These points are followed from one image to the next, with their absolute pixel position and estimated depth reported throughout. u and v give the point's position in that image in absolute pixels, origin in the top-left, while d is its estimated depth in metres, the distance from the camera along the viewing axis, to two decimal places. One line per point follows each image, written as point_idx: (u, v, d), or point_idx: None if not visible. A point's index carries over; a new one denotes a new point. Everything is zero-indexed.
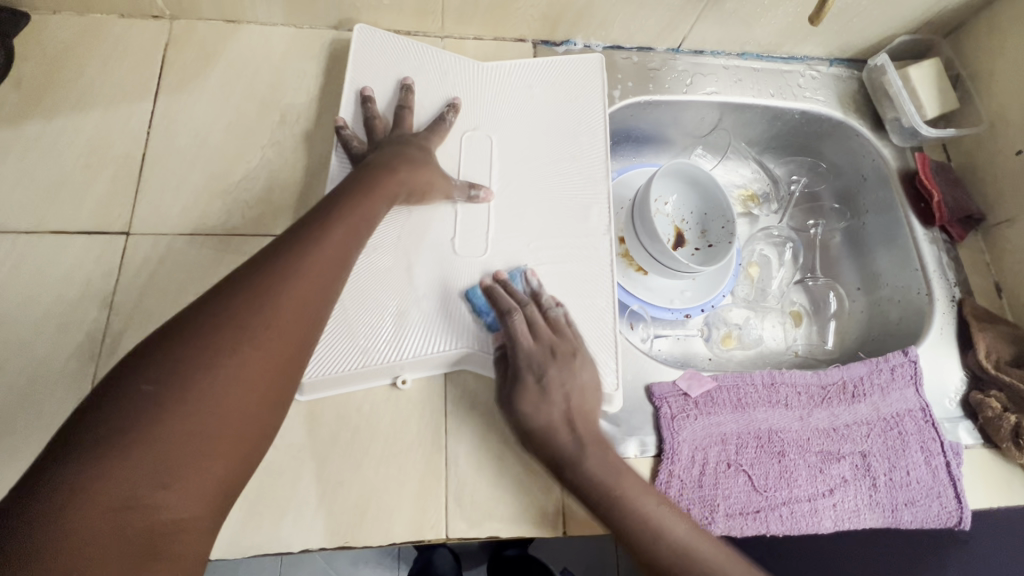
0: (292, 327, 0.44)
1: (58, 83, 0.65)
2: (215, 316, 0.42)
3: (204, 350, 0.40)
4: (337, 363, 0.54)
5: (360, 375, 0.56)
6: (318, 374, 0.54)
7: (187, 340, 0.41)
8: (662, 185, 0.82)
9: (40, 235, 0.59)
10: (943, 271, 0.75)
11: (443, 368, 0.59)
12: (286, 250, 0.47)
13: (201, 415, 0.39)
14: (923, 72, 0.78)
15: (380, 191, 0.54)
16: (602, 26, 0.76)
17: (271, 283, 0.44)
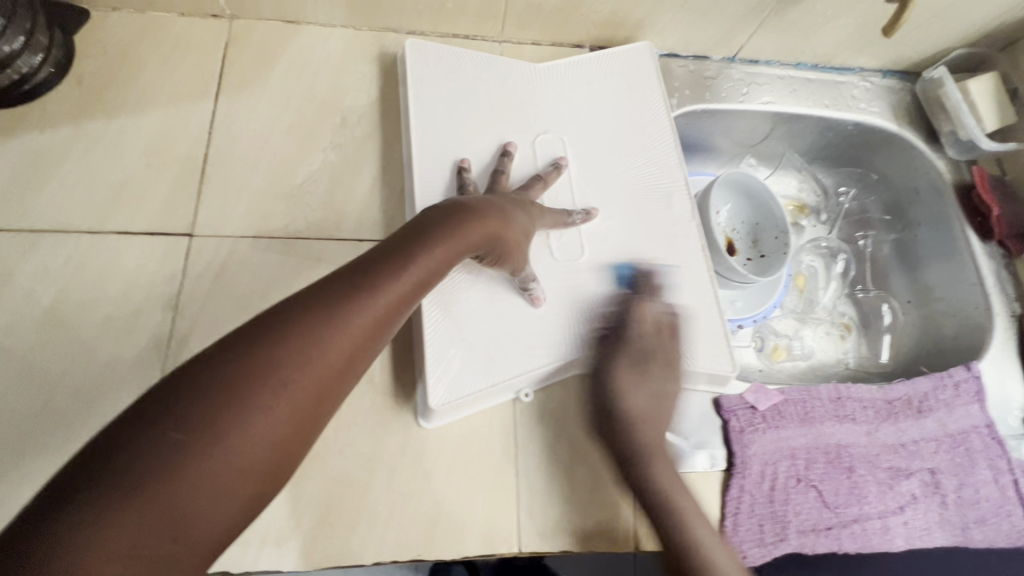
0: (335, 380, 0.39)
1: (119, 82, 0.64)
2: (253, 355, 0.36)
3: (235, 397, 0.35)
4: (466, 385, 0.55)
5: (488, 394, 0.56)
6: (448, 400, 0.54)
7: (222, 380, 0.35)
8: (718, 195, 0.82)
9: (103, 236, 0.58)
10: (1003, 285, 0.74)
11: (562, 374, 0.59)
12: (342, 295, 0.40)
13: (226, 469, 0.34)
14: (982, 86, 0.77)
15: (465, 226, 0.47)
16: (661, 34, 0.76)
17: (319, 326, 0.38)
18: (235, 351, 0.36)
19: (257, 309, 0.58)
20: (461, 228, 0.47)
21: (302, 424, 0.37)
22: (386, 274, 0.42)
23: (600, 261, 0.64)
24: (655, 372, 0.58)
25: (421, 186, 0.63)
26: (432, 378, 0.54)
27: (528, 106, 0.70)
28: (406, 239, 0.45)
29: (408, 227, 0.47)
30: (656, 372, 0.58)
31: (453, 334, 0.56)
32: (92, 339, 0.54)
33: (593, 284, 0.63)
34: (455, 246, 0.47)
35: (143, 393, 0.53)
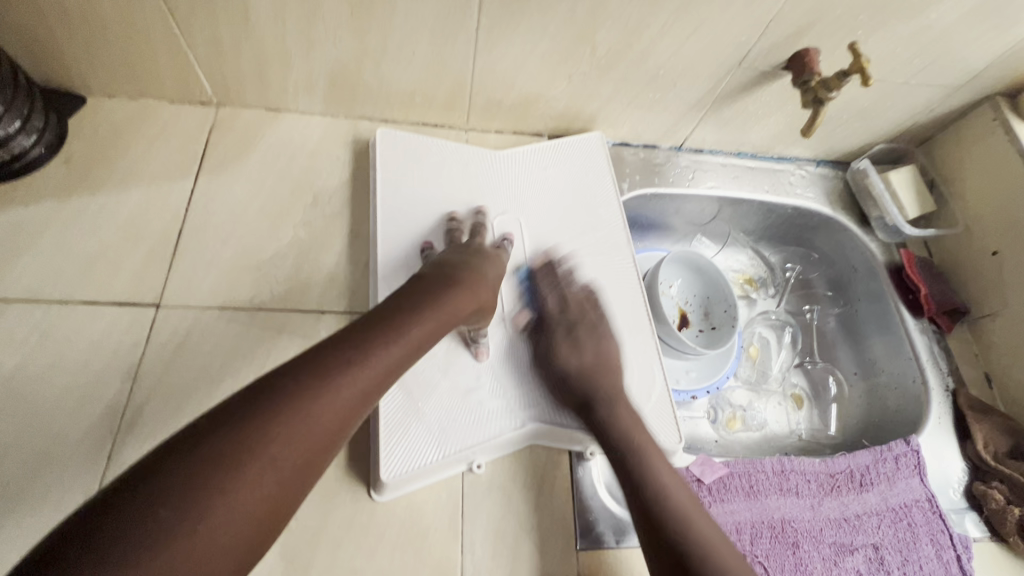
0: (326, 442, 0.40)
1: (105, 162, 0.69)
2: (243, 428, 0.37)
3: (225, 469, 0.35)
4: (416, 459, 0.56)
5: (438, 467, 0.57)
6: (398, 473, 0.55)
7: (212, 451, 0.35)
8: (667, 271, 0.87)
9: (72, 305, 0.60)
10: (936, 360, 0.78)
11: (512, 447, 0.61)
12: (331, 365, 0.42)
13: (216, 541, 0.34)
14: (902, 177, 0.86)
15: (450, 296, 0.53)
16: (613, 125, 0.84)
17: (311, 394, 0.40)
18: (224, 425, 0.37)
19: (214, 379, 0.60)
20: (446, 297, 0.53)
21: (291, 486, 0.38)
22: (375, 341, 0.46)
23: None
24: (584, 334, 0.66)
25: (385, 262, 0.67)
26: (385, 450, 0.56)
27: (488, 190, 0.76)
28: (393, 311, 0.49)
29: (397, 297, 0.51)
30: (595, 343, 0.65)
31: (406, 406, 0.58)
32: (48, 407, 0.55)
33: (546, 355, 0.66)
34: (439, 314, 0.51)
35: (90, 463, 0.54)
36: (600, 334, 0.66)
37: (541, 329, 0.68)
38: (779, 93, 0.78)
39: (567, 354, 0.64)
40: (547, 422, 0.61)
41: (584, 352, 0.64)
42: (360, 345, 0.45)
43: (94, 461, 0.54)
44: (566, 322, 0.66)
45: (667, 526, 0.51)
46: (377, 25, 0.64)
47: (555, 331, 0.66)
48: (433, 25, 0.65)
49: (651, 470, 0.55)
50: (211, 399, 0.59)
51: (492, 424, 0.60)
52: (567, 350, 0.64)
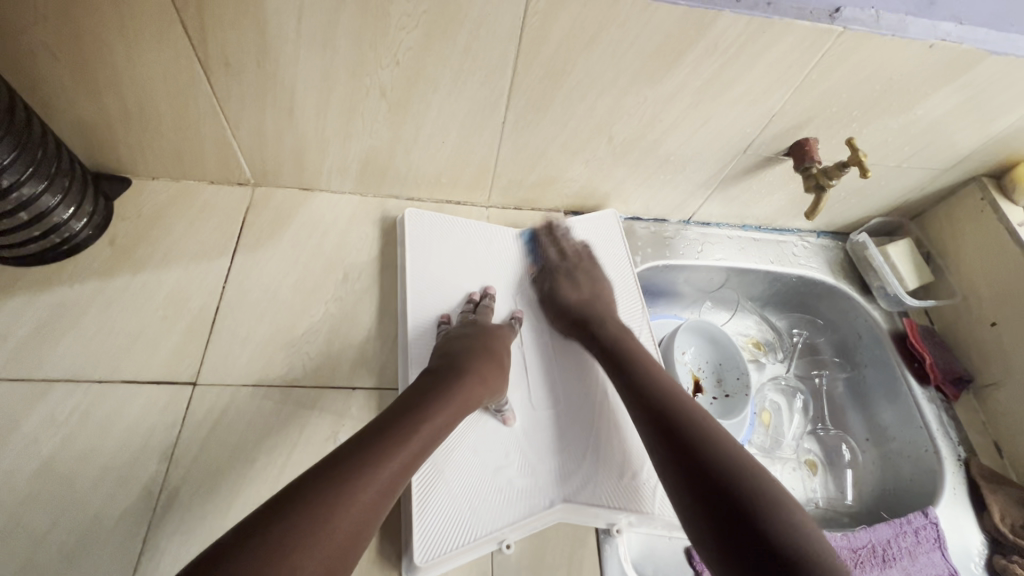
0: (365, 523, 0.43)
1: (148, 241, 0.73)
2: (292, 518, 0.40)
3: (273, 566, 0.37)
4: (446, 542, 0.57)
5: (467, 549, 0.57)
6: (428, 557, 0.55)
7: (267, 543, 0.38)
8: (682, 337, 0.90)
9: (112, 384, 0.62)
10: (945, 429, 0.80)
11: (539, 527, 0.61)
12: (362, 456, 0.46)
13: None
14: (900, 250, 0.90)
15: (456, 392, 0.57)
16: (625, 202, 0.89)
17: (348, 483, 0.44)
18: (271, 525, 0.40)
19: (249, 458, 0.61)
20: (452, 394, 0.56)
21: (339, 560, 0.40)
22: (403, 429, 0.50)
23: (575, 408, 0.70)
24: (590, 278, 0.79)
25: (414, 338, 0.70)
26: (418, 532, 0.56)
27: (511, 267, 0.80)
28: (404, 412, 0.53)
29: (408, 398, 0.55)
30: (587, 277, 0.79)
31: (437, 486, 0.60)
32: (86, 489, 0.56)
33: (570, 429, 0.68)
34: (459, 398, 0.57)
35: (126, 546, 0.54)
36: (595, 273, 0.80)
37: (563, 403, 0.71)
38: (781, 175, 0.83)
39: (567, 288, 0.78)
40: (575, 499, 0.62)
41: (585, 292, 0.77)
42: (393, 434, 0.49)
43: (130, 545, 0.54)
44: (566, 269, 0.80)
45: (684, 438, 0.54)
46: (411, 118, 0.69)
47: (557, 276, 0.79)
48: (463, 118, 0.70)
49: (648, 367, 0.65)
50: (245, 479, 0.59)
51: (521, 501, 0.61)
52: (569, 287, 0.78)
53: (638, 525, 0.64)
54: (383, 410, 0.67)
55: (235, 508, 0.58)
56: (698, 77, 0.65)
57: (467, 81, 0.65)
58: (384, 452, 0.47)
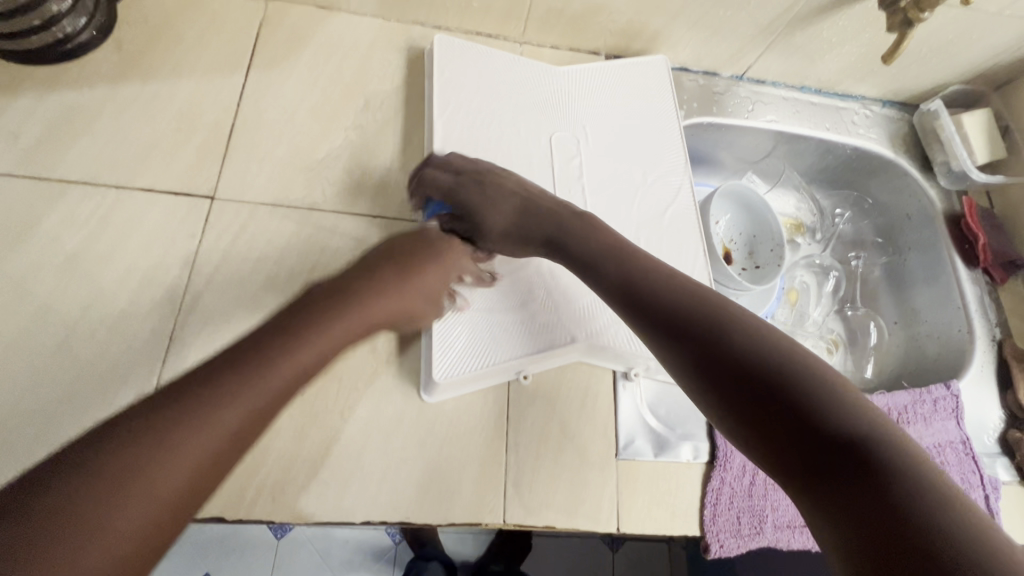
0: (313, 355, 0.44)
1: (156, 50, 0.67)
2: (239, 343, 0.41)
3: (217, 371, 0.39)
4: (466, 365, 0.57)
5: (485, 374, 0.58)
6: (448, 377, 0.56)
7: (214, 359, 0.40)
8: (718, 205, 0.85)
9: (129, 192, 0.61)
10: (985, 310, 0.77)
11: (560, 361, 0.61)
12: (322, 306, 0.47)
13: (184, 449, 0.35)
14: (975, 121, 0.81)
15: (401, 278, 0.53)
16: (674, 47, 0.80)
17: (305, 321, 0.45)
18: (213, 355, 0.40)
19: (270, 273, 0.60)
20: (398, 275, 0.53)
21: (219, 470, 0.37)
22: (232, 377, 0.38)
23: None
24: (491, 187, 0.59)
25: None
26: (437, 353, 0.56)
27: (549, 104, 0.73)
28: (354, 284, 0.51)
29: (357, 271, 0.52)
30: (478, 198, 0.59)
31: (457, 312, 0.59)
32: (112, 287, 0.56)
33: None
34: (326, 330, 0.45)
35: (155, 342, 0.55)
36: (486, 185, 0.59)
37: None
38: (857, 19, 0.73)
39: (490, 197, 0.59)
40: (597, 339, 0.61)
41: (504, 218, 0.58)
42: (210, 387, 0.38)
43: (159, 340, 0.55)
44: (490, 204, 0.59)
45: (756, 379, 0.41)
46: None
47: (465, 195, 0.59)
48: None
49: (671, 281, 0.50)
50: (267, 293, 0.59)
51: (542, 336, 0.60)
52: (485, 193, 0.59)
53: (655, 372, 0.63)
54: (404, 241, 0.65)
55: (257, 318, 0.58)
56: None
57: None
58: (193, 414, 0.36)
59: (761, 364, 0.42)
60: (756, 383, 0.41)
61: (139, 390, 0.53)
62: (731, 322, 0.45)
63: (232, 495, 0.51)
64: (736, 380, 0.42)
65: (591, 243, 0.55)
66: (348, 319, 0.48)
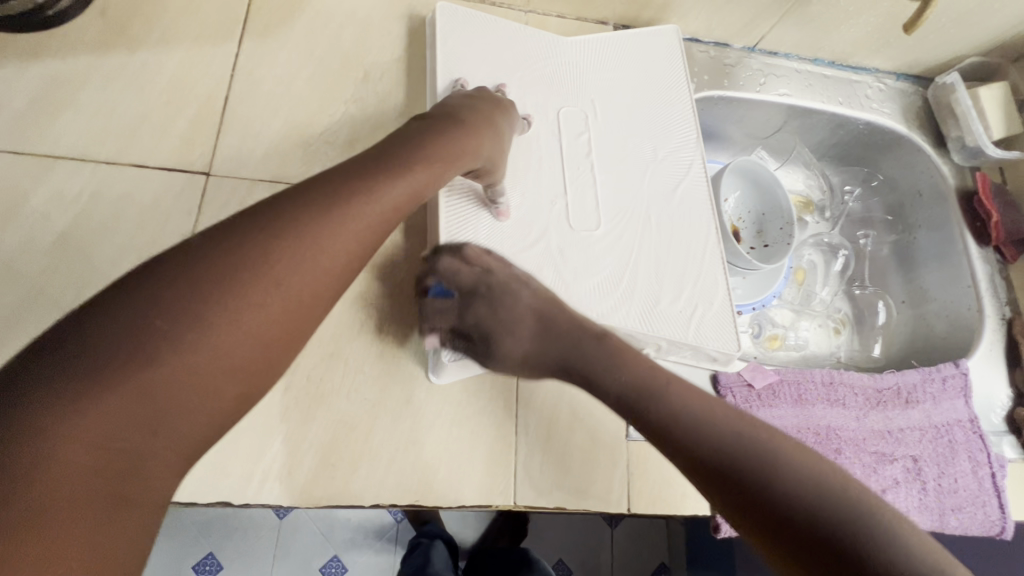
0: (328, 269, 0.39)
1: (143, 17, 0.64)
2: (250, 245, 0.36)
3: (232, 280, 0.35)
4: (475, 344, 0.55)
5: None
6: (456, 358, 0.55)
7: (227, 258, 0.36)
8: (727, 181, 0.82)
9: (120, 166, 0.58)
10: (995, 289, 0.76)
11: None
12: (322, 207, 0.39)
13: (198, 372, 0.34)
14: (992, 94, 0.79)
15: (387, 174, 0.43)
16: (686, 17, 0.76)
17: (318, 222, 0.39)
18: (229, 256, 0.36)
19: None
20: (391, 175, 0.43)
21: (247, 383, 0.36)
22: (231, 306, 0.35)
23: (618, 234, 0.65)
24: (500, 306, 0.54)
25: None
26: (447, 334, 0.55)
27: (557, 75, 0.70)
28: (340, 181, 0.41)
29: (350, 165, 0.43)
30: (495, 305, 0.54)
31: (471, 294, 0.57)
32: (107, 267, 0.54)
33: (610, 256, 0.63)
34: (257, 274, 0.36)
35: None
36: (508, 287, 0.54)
37: (606, 225, 0.65)
38: None
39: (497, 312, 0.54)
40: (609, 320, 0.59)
41: (521, 325, 0.53)
42: (145, 336, 0.32)
43: None
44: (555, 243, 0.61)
45: (806, 528, 0.39)
46: None
47: (479, 298, 0.54)
48: None
49: (704, 409, 0.47)
50: None
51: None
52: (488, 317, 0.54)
53: (667, 352, 0.63)
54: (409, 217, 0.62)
55: None
56: None
57: None
58: (89, 401, 0.31)
59: (828, 521, 0.39)
60: (810, 536, 0.39)
61: None
62: (786, 464, 0.42)
63: (239, 479, 0.50)
64: (786, 528, 0.40)
65: (618, 363, 0.50)
66: (257, 257, 0.36)
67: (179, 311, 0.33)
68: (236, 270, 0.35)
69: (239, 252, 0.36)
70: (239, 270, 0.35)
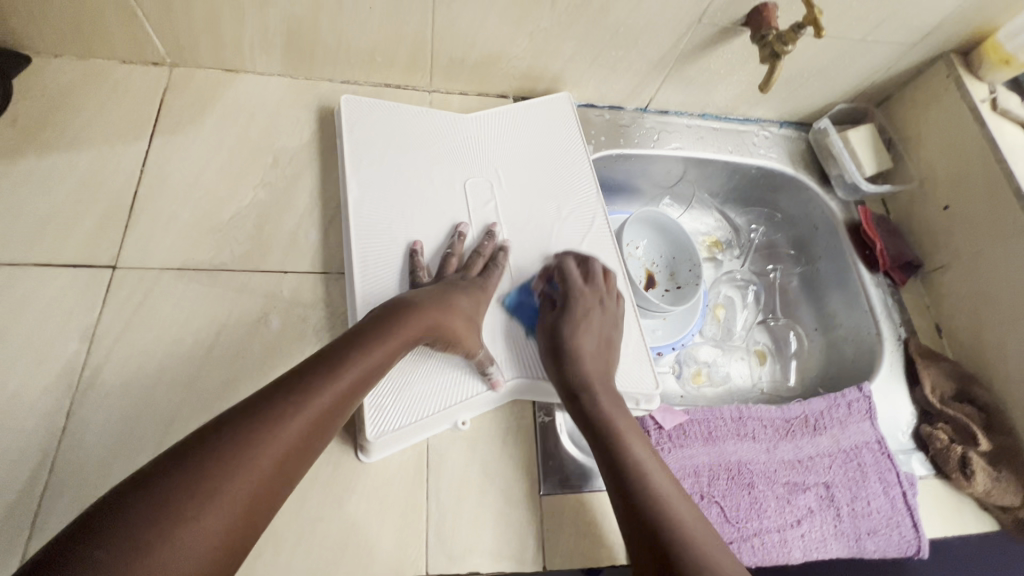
0: (317, 427, 0.46)
1: (56, 123, 0.67)
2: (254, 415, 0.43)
3: (239, 444, 0.41)
4: (403, 417, 0.57)
5: (424, 425, 0.58)
6: (386, 434, 0.56)
7: (237, 429, 0.42)
8: (634, 231, 0.87)
9: (23, 267, 0.59)
10: (890, 311, 0.81)
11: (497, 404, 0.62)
12: (320, 371, 0.48)
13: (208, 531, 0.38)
14: (861, 135, 0.87)
15: (386, 340, 0.52)
16: (578, 86, 0.83)
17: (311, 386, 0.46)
18: (238, 423, 0.43)
19: (176, 338, 0.59)
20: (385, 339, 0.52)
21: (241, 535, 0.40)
22: (234, 463, 0.41)
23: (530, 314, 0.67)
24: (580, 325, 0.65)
25: (352, 221, 0.67)
26: (372, 412, 0.56)
27: (459, 150, 0.75)
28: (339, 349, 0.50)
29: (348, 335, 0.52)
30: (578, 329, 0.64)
31: (392, 381, 0.58)
32: (4, 368, 0.54)
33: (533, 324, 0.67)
34: (210, 483, 0.39)
35: (52, 421, 0.53)
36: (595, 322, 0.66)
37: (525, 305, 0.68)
38: (739, 51, 0.78)
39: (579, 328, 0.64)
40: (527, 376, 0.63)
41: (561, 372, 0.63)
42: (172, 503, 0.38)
43: (57, 420, 0.53)
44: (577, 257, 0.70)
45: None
46: None
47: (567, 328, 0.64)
48: None
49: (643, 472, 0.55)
50: (172, 361, 0.58)
51: (466, 385, 0.60)
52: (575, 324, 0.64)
53: None
54: (317, 293, 0.65)
55: (161, 386, 0.57)
56: None
57: None
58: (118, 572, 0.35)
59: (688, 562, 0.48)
60: None
61: (31, 475, 0.51)
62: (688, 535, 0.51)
63: None
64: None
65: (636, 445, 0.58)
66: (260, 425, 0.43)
67: (202, 477, 0.39)
68: (213, 464, 0.40)
69: (249, 424, 0.43)
70: (210, 472, 0.40)
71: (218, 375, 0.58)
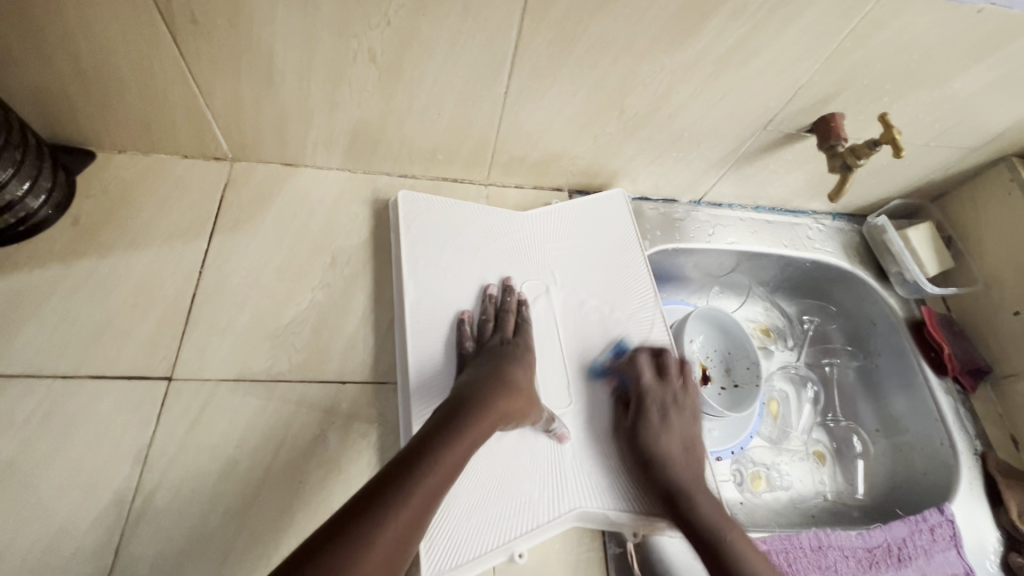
0: (412, 526, 0.46)
1: (116, 222, 0.66)
2: (352, 523, 0.44)
3: (346, 554, 0.42)
4: (458, 550, 0.53)
5: (480, 559, 0.54)
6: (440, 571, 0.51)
7: (340, 542, 0.43)
8: (691, 326, 0.85)
9: (78, 380, 0.57)
10: (962, 422, 0.78)
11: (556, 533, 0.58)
12: (409, 471, 0.49)
13: None
14: (920, 234, 0.86)
15: (462, 434, 0.53)
16: (634, 180, 0.82)
17: (402, 491, 0.47)
18: (338, 538, 0.43)
19: (230, 459, 0.56)
20: (463, 434, 0.53)
21: None
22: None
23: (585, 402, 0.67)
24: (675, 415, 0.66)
25: (410, 329, 0.64)
26: (424, 547, 0.52)
27: (516, 249, 0.74)
28: (423, 447, 0.51)
29: (428, 432, 0.53)
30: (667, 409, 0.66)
31: (445, 508, 0.55)
32: (53, 497, 0.51)
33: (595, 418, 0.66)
34: None
35: (99, 559, 0.50)
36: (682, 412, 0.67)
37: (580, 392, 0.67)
38: (800, 153, 0.78)
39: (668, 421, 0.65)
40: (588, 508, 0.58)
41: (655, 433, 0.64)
42: None
43: (105, 557, 0.50)
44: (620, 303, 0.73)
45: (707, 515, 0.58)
46: (404, 88, 0.63)
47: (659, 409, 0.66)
48: (462, 87, 0.63)
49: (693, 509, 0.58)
50: (227, 485, 0.55)
51: (523, 512, 0.57)
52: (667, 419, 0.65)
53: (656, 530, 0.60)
54: (374, 406, 0.61)
55: (215, 515, 0.53)
56: (722, 43, 0.59)
57: (467, 45, 0.58)
58: None
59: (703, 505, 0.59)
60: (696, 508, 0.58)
61: None
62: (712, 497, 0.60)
63: None
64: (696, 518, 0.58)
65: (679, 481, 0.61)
66: (362, 531, 0.44)
67: None
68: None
69: (351, 534, 0.43)
70: None
71: (274, 501, 0.55)
